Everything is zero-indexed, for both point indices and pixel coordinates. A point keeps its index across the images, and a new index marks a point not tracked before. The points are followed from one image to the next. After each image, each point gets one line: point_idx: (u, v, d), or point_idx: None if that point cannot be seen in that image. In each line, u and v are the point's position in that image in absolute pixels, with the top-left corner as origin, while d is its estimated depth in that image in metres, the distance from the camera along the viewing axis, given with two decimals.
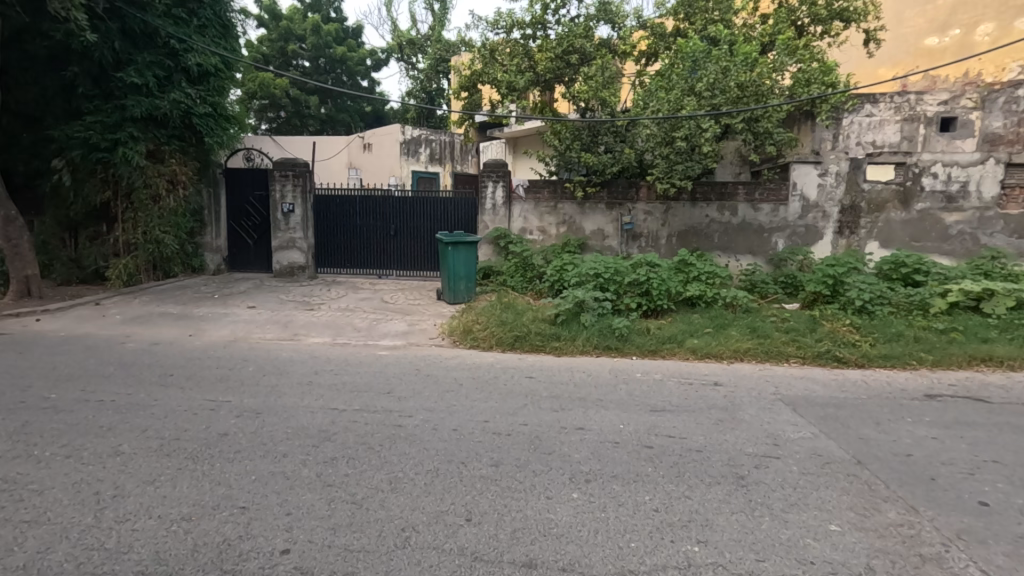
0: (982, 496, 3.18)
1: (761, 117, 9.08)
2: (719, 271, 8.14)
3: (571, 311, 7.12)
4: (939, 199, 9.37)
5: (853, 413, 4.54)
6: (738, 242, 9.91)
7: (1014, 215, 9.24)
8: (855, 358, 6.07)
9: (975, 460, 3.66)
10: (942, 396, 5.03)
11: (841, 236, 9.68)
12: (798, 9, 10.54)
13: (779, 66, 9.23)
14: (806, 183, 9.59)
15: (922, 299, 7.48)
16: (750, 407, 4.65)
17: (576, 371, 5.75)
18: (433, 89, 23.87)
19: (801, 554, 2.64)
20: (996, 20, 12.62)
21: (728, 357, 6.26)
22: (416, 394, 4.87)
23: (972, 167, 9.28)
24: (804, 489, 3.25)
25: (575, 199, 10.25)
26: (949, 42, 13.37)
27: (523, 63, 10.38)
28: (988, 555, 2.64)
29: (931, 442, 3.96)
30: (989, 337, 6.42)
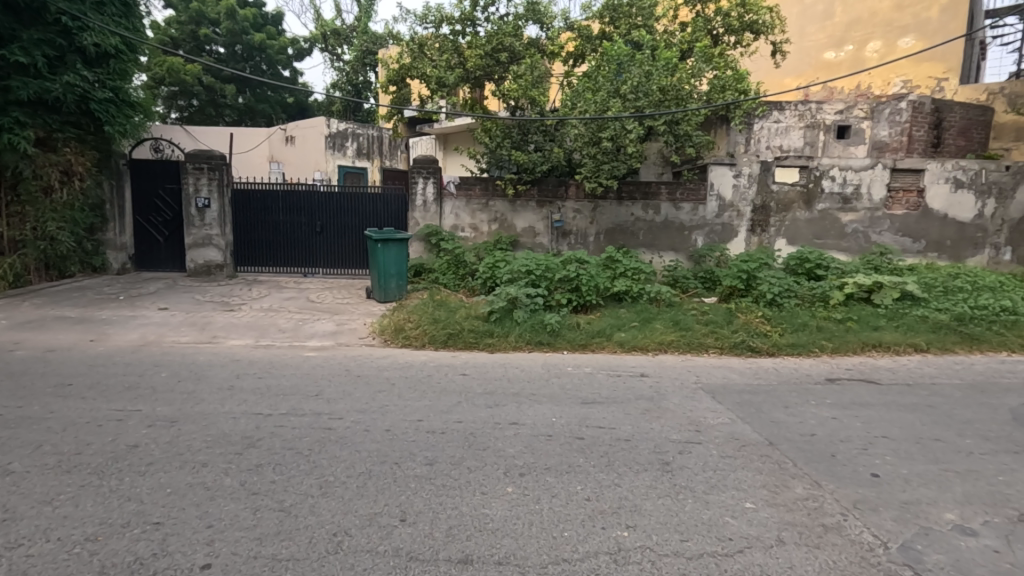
0: (874, 468, 3.53)
1: (681, 120, 9.56)
2: (644, 267, 8.49)
3: (504, 308, 7.18)
4: (836, 200, 10.15)
5: (765, 398, 4.90)
6: (661, 239, 10.39)
7: (900, 215, 10.13)
8: (767, 347, 6.54)
9: (868, 437, 4.04)
10: (840, 379, 5.55)
11: (753, 234, 10.34)
12: (714, 19, 11.15)
13: (697, 72, 9.70)
14: (722, 184, 10.19)
15: (823, 292, 8.17)
16: (674, 396, 4.90)
17: (510, 367, 5.80)
18: (360, 82, 23.19)
19: (720, 532, 2.82)
20: (882, 39, 13.96)
21: (653, 350, 6.56)
22: (346, 396, 4.74)
23: (863, 172, 10.07)
24: (724, 471, 3.47)
25: (506, 196, 10.33)
26: (844, 56, 14.62)
27: (452, 59, 10.32)
28: (880, 522, 2.93)
29: (832, 421, 4.35)
30: (880, 325, 7.10)
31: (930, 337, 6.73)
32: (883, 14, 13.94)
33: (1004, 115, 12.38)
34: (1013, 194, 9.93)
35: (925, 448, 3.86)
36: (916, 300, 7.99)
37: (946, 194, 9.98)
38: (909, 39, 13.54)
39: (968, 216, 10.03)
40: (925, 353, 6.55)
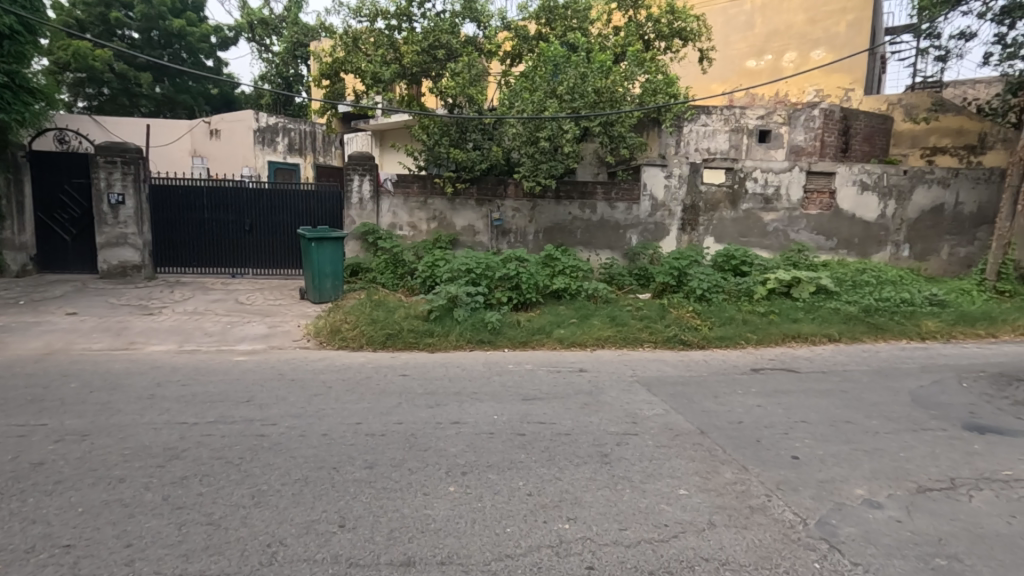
0: (794, 451, 3.78)
1: (615, 121, 9.82)
2: (582, 265, 8.67)
3: (444, 307, 7.12)
4: (759, 201, 10.77)
5: (696, 388, 5.14)
6: (598, 238, 10.65)
7: (815, 215, 10.88)
8: (697, 340, 6.86)
9: (789, 422, 4.32)
10: (763, 368, 5.91)
11: (683, 232, 10.80)
12: (645, 25, 11.54)
13: (630, 76, 9.99)
14: (654, 184, 10.58)
15: (748, 287, 8.66)
16: (612, 390, 5.04)
17: (450, 366, 5.77)
18: (290, 75, 22.32)
19: (656, 518, 2.93)
20: (797, 50, 14.93)
21: (591, 345, 6.72)
22: (280, 401, 4.55)
23: (782, 174, 10.73)
24: (659, 460, 3.61)
25: (445, 194, 10.26)
26: (764, 65, 15.53)
27: (388, 54, 10.11)
28: (800, 500, 3.15)
29: (757, 409, 4.62)
30: (798, 318, 7.61)
31: (842, 328, 7.27)
32: (798, 27, 14.89)
33: (902, 124, 13.56)
34: (910, 196, 10.90)
35: (838, 430, 4.17)
36: (829, 293, 8.61)
37: (854, 195, 10.81)
38: (821, 52, 14.56)
39: (873, 216, 10.91)
40: (837, 342, 7.08)
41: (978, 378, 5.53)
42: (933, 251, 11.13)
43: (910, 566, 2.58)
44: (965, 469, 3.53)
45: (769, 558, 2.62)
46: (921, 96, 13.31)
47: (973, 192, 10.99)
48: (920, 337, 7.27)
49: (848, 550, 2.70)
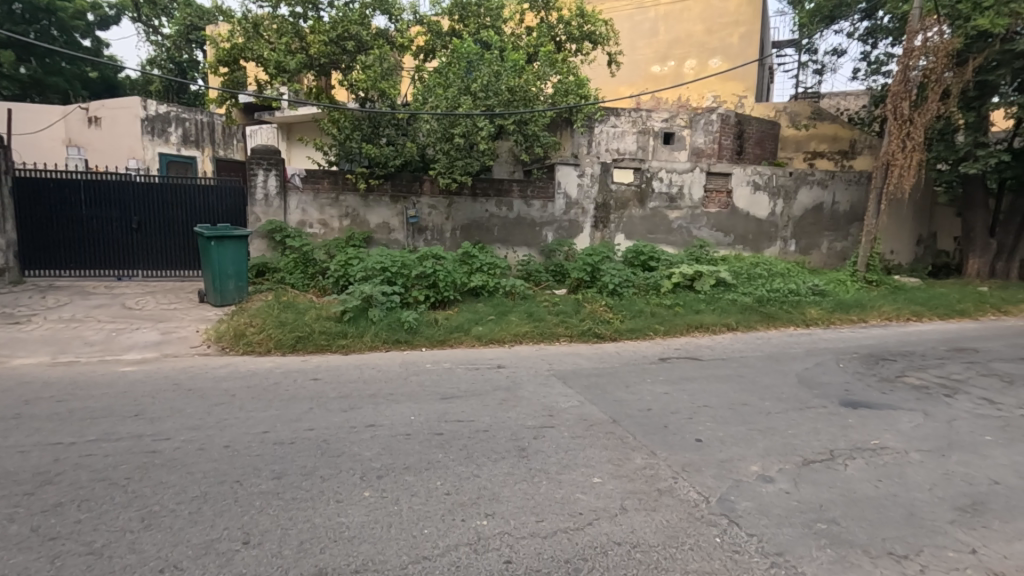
0: (697, 434, 4.02)
1: (529, 120, 9.97)
2: (499, 262, 8.73)
3: (358, 307, 6.89)
4: (664, 200, 11.37)
5: (609, 379, 5.35)
6: (514, 235, 10.76)
7: (714, 213, 11.65)
8: (610, 333, 7.13)
9: (693, 406, 4.60)
10: (670, 358, 6.26)
11: (596, 229, 11.17)
12: (556, 26, 11.80)
13: (542, 76, 10.19)
14: (568, 182, 10.86)
15: (655, 282, 9.15)
16: (528, 384, 5.12)
17: (365, 368, 5.60)
18: (184, 60, 20.64)
19: (572, 508, 3.01)
20: (697, 58, 15.88)
21: (509, 341, 6.78)
22: (176, 413, 4.20)
23: (685, 174, 11.40)
24: (574, 451, 3.71)
25: (358, 191, 9.94)
26: (667, 71, 16.39)
27: (293, 43, 9.61)
28: (703, 480, 3.36)
29: (664, 396, 4.88)
30: (700, 309, 8.12)
31: (739, 317, 7.84)
32: (697, 36, 15.86)
33: (787, 130, 14.86)
34: (795, 196, 11.96)
35: (736, 412, 4.49)
36: (728, 286, 9.27)
37: (748, 194, 11.69)
38: (717, 60, 15.61)
39: (764, 213, 11.86)
40: (735, 330, 7.63)
41: (851, 358, 6.19)
42: (815, 246, 12.29)
43: (797, 532, 2.83)
44: (841, 441, 3.94)
45: (676, 537, 2.77)
46: (802, 105, 14.65)
47: (846, 192, 12.28)
48: (804, 323, 8.01)
49: (744, 523, 2.91)
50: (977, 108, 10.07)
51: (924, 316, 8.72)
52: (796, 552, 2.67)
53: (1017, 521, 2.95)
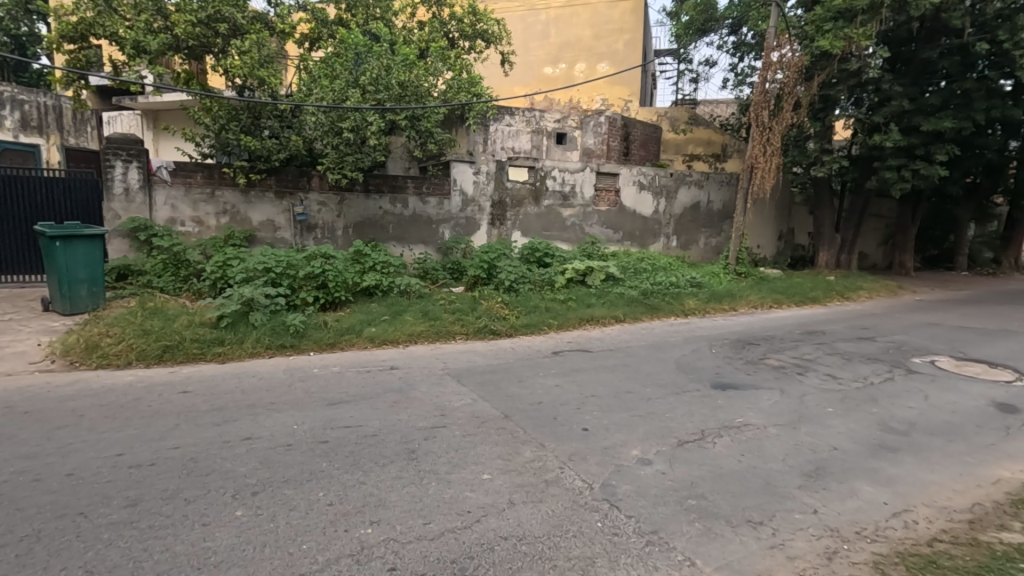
0: (584, 423, 4.18)
1: (421, 117, 9.84)
2: (393, 261, 8.52)
3: (237, 312, 6.40)
4: (558, 198, 11.71)
5: (503, 375, 5.42)
6: (410, 233, 10.55)
7: (604, 210, 12.20)
8: (506, 329, 7.22)
9: (581, 397, 4.78)
10: (563, 351, 6.46)
11: (493, 227, 11.26)
12: (448, 23, 11.79)
13: (434, 71, 10.16)
14: (464, 180, 10.83)
15: (550, 278, 9.42)
16: (422, 385, 5.04)
17: (245, 377, 5.20)
18: (23, 34, 17.99)
19: (461, 507, 3.00)
20: (586, 62, 16.53)
21: (404, 341, 6.63)
22: (7, 440, 3.63)
23: (576, 174, 11.81)
24: (465, 449, 3.70)
25: (237, 186, 9.23)
26: (559, 73, 16.91)
27: (155, 22, 8.67)
28: (587, 468, 3.49)
29: (555, 388, 5.02)
30: (591, 303, 8.47)
31: (626, 310, 8.28)
32: (585, 41, 16.49)
33: (668, 133, 15.93)
34: (676, 196, 12.85)
35: (620, 400, 4.73)
36: (616, 280, 9.77)
37: (635, 193, 12.37)
38: (605, 65, 16.35)
39: (649, 212, 12.62)
40: (622, 322, 8.05)
41: (723, 344, 6.77)
42: (694, 242, 13.31)
43: (671, 509, 3.03)
44: (711, 421, 4.28)
45: (560, 526, 2.85)
46: (681, 111, 15.77)
47: (719, 192, 13.43)
48: (684, 313, 8.64)
49: (624, 506, 3.07)
50: (823, 118, 11.43)
51: (784, 304, 9.75)
52: (669, 529, 2.85)
53: (850, 481, 3.37)
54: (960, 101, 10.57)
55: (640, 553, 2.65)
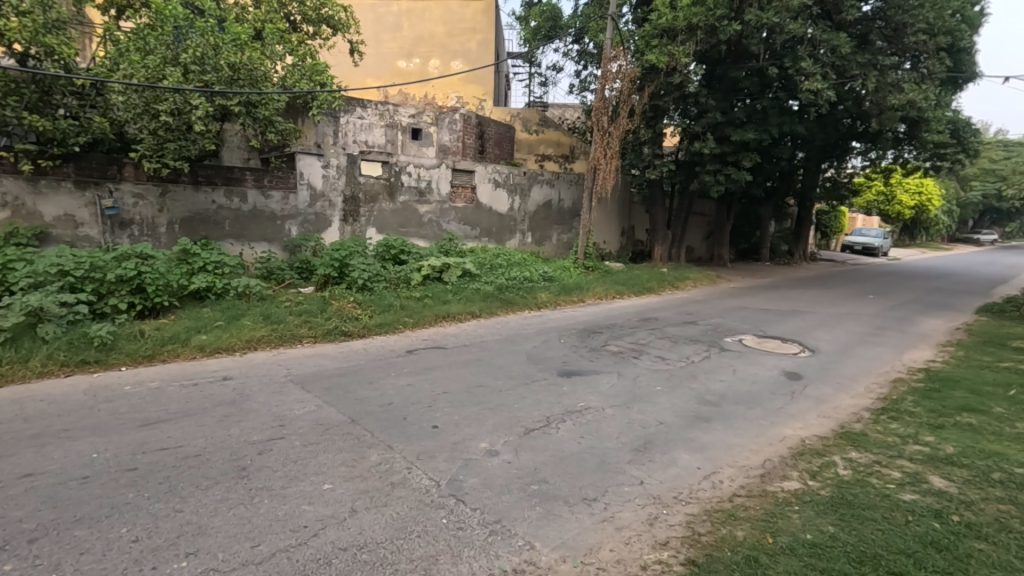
0: (434, 421, 4.16)
1: (258, 103, 8.81)
2: (229, 260, 7.75)
3: (21, 325, 5.33)
4: (414, 194, 11.52)
5: (352, 377, 5.18)
6: (251, 230, 9.64)
7: (461, 207, 12.25)
8: (358, 330, 6.91)
9: (433, 395, 4.75)
10: (417, 349, 6.37)
11: (345, 223, 10.75)
12: (289, 5, 10.96)
13: (271, 54, 9.30)
14: (311, 173, 10.18)
15: (406, 275, 9.25)
16: (259, 394, 4.63)
17: (31, 402, 4.34)
18: None
19: (296, 522, 2.80)
20: (440, 58, 16.48)
21: (241, 348, 6.04)
22: None
23: (432, 170, 11.72)
24: (304, 460, 3.47)
25: (21, 173, 7.70)
26: (412, 67, 16.64)
27: None
28: (435, 465, 3.47)
29: (406, 388, 4.92)
30: (448, 299, 8.47)
31: (482, 305, 8.40)
32: (439, 38, 16.42)
33: (521, 134, 16.53)
34: (529, 193, 13.35)
35: (471, 394, 4.78)
36: (473, 276, 9.90)
37: (490, 191, 12.62)
38: (458, 63, 16.42)
39: (504, 208, 12.96)
40: (478, 317, 8.15)
41: (570, 334, 7.18)
42: (547, 238, 13.97)
43: (514, 497, 3.12)
44: (556, 407, 4.51)
45: (403, 528, 2.79)
46: (532, 112, 16.44)
47: (569, 191, 14.24)
48: (537, 306, 9.01)
49: (470, 499, 3.09)
50: (654, 126, 12.65)
51: (625, 294, 10.64)
52: (511, 516, 2.93)
53: (671, 451, 3.76)
54: (759, 116, 12.38)
55: (483, 544, 2.69)
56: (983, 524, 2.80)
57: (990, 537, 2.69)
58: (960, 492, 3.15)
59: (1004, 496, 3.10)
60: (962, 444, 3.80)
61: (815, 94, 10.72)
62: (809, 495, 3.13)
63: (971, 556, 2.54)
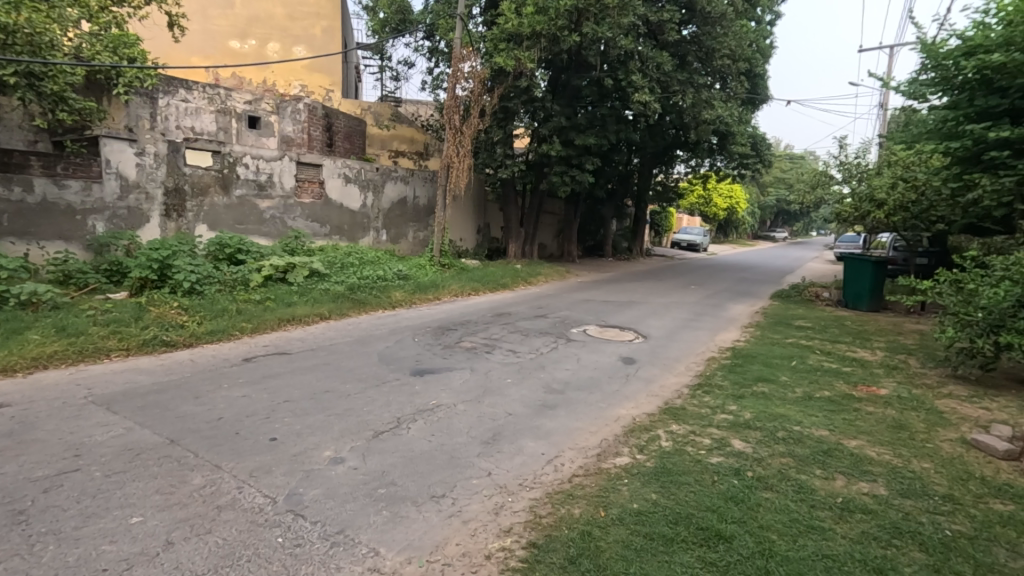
0: (272, 433, 3.84)
1: (45, 76, 7.53)
2: (7, 262, 6.42)
3: None
4: (252, 187, 10.55)
5: (173, 393, 4.58)
6: (40, 225, 8.17)
7: (308, 203, 11.47)
8: (183, 338, 6.13)
9: (272, 405, 4.38)
10: (256, 356, 5.83)
11: (168, 219, 9.51)
12: None
13: (61, 18, 7.86)
14: (121, 161, 8.90)
15: (243, 276, 8.44)
16: (48, 422, 3.89)
17: None
18: None
19: (92, 567, 2.40)
20: (280, 42, 15.30)
21: (25, 369, 5.02)
22: None
23: (273, 162, 10.84)
24: (107, 492, 2.99)
25: None
26: (248, 49, 15.20)
27: None
28: (271, 481, 3.20)
29: (240, 400, 4.48)
30: (292, 301, 7.88)
31: (331, 306, 7.94)
32: (278, 20, 15.21)
33: (373, 128, 16.00)
34: (383, 190, 12.93)
35: (316, 401, 4.50)
36: (321, 276, 9.36)
37: (340, 186, 11.99)
38: (301, 49, 15.40)
39: (356, 205, 12.40)
40: (328, 319, 7.68)
41: (424, 332, 7.11)
42: (403, 235, 13.64)
43: (359, 504, 3.00)
44: (408, 407, 4.43)
45: (230, 554, 2.53)
46: (384, 107, 16.07)
47: (424, 189, 14.05)
48: (391, 305, 8.78)
49: (310, 512, 2.90)
50: (505, 127, 13.05)
51: (480, 291, 10.83)
52: (355, 524, 2.81)
53: (519, 440, 3.90)
54: (599, 123, 13.38)
55: (323, 558, 2.54)
56: (770, 476, 3.32)
57: (773, 486, 3.20)
58: (754, 451, 3.70)
59: (785, 451, 3.71)
60: (757, 410, 4.47)
61: (645, 106, 11.88)
62: (637, 468, 3.44)
63: (760, 504, 2.99)
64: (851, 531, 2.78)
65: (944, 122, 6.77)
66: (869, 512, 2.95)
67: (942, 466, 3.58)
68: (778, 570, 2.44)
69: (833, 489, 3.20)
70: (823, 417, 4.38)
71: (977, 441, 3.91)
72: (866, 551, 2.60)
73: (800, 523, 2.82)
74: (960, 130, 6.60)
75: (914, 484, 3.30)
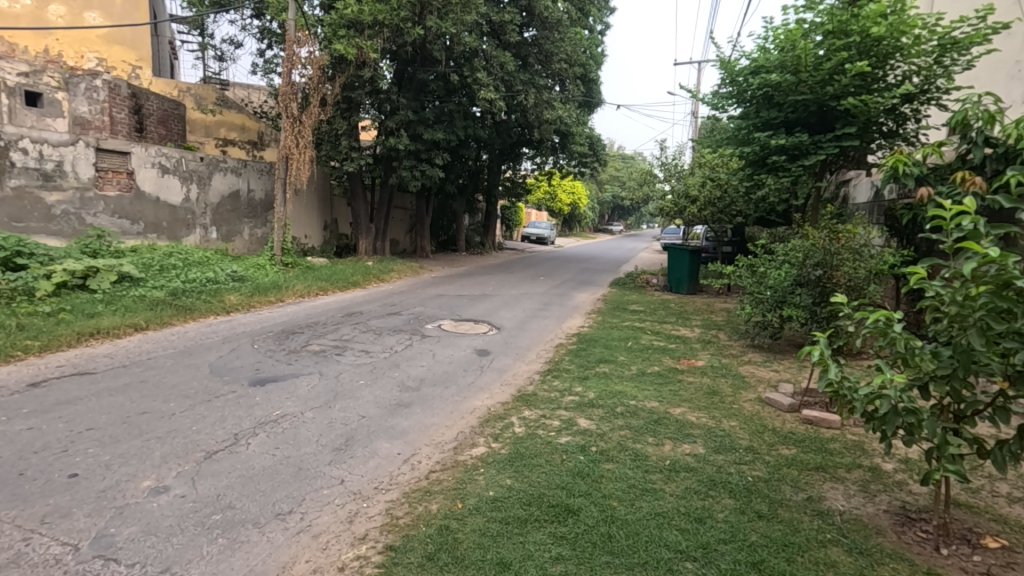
0: (72, 469, 3.24)
1: None
2: None
3: None
4: (34, 176, 8.89)
5: None
6: None
7: (112, 197, 9.82)
8: None
9: (69, 436, 3.70)
10: (47, 380, 4.86)
11: None
12: None
13: None
14: None
15: (26, 285, 7.01)
16: None
17: None
18: None
19: None
20: (65, 5, 12.84)
21: None
22: None
23: (62, 147, 9.20)
24: None
25: None
26: (20, 10, 12.44)
27: None
28: (70, 526, 2.70)
29: (25, 433, 3.72)
30: (96, 312, 6.70)
31: (148, 315, 6.89)
32: None
33: (194, 112, 14.30)
34: (210, 182, 11.34)
35: (130, 425, 3.90)
36: (134, 281, 8.12)
37: (155, 177, 10.36)
38: (95, 16, 13.12)
39: (177, 199, 10.77)
40: (144, 331, 6.65)
41: (265, 338, 6.53)
42: (237, 233, 12.08)
43: (188, 536, 2.66)
44: (246, 422, 4.04)
45: None
46: (207, 90, 14.48)
47: (260, 181, 12.54)
48: (225, 311, 7.88)
49: (125, 555, 2.51)
50: (349, 118, 12.45)
51: (328, 290, 10.24)
52: (184, 559, 2.50)
53: (372, 443, 3.77)
54: (446, 118, 13.38)
55: None
56: (611, 449, 3.63)
57: (614, 457, 3.50)
58: (597, 428, 4.00)
59: (622, 424, 4.07)
60: (599, 390, 4.85)
61: (491, 103, 12.17)
62: (492, 456, 3.54)
63: (602, 475, 3.26)
64: (677, 488, 3.15)
65: (739, 130, 7.92)
66: (690, 470, 3.37)
67: (744, 423, 4.21)
68: (619, 534, 2.66)
69: (662, 454, 3.60)
70: (653, 390, 4.90)
71: (768, 399, 4.67)
72: (689, 505, 2.97)
73: (636, 487, 3.13)
74: (751, 137, 7.74)
75: (724, 440, 3.85)
